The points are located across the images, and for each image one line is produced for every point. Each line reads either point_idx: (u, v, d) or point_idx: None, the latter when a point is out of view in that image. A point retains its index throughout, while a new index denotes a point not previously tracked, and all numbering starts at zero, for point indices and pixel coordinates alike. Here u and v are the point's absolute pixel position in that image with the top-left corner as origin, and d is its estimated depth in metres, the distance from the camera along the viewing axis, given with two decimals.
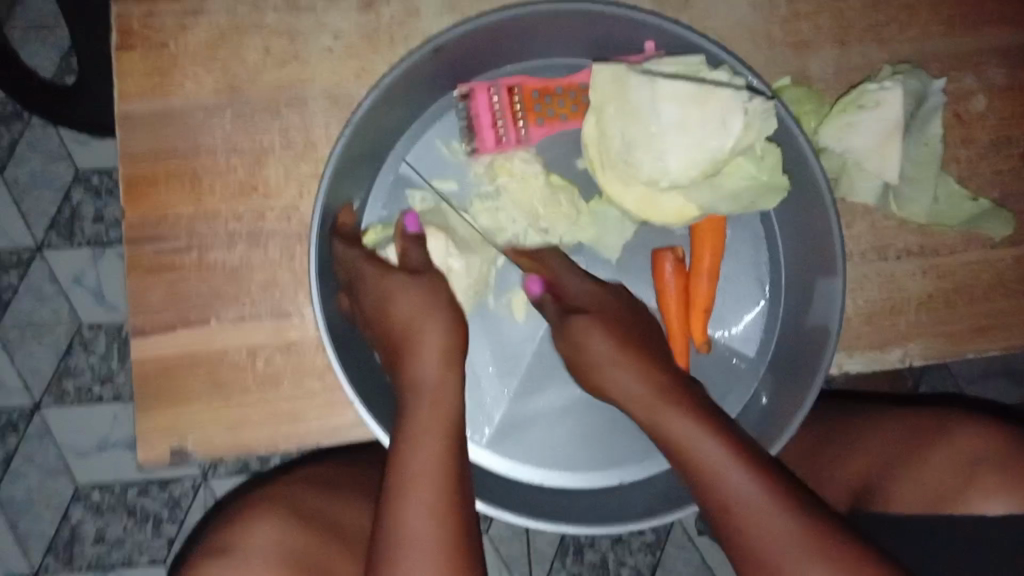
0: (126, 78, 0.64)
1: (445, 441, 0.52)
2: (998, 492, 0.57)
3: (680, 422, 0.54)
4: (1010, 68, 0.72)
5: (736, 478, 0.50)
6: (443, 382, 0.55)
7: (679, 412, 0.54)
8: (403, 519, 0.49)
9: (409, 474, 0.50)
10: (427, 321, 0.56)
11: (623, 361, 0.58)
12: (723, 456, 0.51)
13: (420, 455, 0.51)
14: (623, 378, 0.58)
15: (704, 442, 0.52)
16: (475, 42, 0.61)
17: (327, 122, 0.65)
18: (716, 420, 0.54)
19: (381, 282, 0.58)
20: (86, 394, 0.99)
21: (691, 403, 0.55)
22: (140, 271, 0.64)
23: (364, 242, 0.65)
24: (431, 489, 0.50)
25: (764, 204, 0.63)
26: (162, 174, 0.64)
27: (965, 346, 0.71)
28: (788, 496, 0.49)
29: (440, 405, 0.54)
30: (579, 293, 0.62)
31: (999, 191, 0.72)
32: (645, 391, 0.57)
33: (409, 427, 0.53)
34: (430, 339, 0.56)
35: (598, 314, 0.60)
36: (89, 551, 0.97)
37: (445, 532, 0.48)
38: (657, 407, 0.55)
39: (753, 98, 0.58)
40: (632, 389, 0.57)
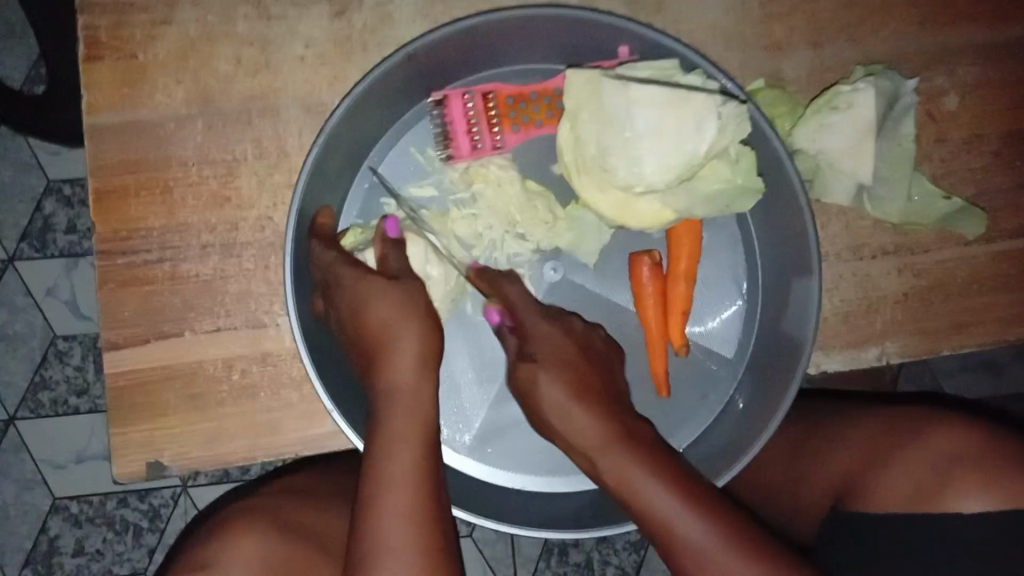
0: (94, 90, 0.63)
1: (419, 452, 0.51)
2: (977, 490, 0.57)
3: (639, 477, 0.51)
4: (980, 67, 0.73)
5: (699, 531, 0.49)
6: (418, 388, 0.53)
7: (637, 464, 0.51)
8: (383, 537, 0.48)
9: (386, 488, 0.50)
10: (404, 329, 0.53)
11: (576, 406, 0.54)
12: (685, 512, 0.50)
13: (395, 467, 0.50)
14: (580, 425, 0.53)
15: (662, 496, 0.50)
16: (448, 50, 0.61)
17: (301, 131, 0.65)
18: (675, 469, 0.52)
19: (358, 286, 0.55)
20: (62, 407, 0.97)
21: (645, 448, 0.52)
22: (112, 284, 0.63)
23: (342, 244, 0.63)
24: (410, 505, 0.49)
25: (738, 207, 0.63)
26: (132, 186, 0.63)
27: (941, 344, 0.71)
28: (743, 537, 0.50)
29: (413, 414, 0.52)
30: (535, 339, 0.58)
31: (972, 189, 0.72)
32: (615, 452, 0.52)
33: (382, 436, 0.52)
34: (408, 344, 0.53)
35: (559, 368, 0.55)
36: (68, 562, 0.96)
37: (425, 553, 0.48)
38: (608, 450, 0.52)
39: (726, 102, 0.58)
40: (586, 432, 0.53)
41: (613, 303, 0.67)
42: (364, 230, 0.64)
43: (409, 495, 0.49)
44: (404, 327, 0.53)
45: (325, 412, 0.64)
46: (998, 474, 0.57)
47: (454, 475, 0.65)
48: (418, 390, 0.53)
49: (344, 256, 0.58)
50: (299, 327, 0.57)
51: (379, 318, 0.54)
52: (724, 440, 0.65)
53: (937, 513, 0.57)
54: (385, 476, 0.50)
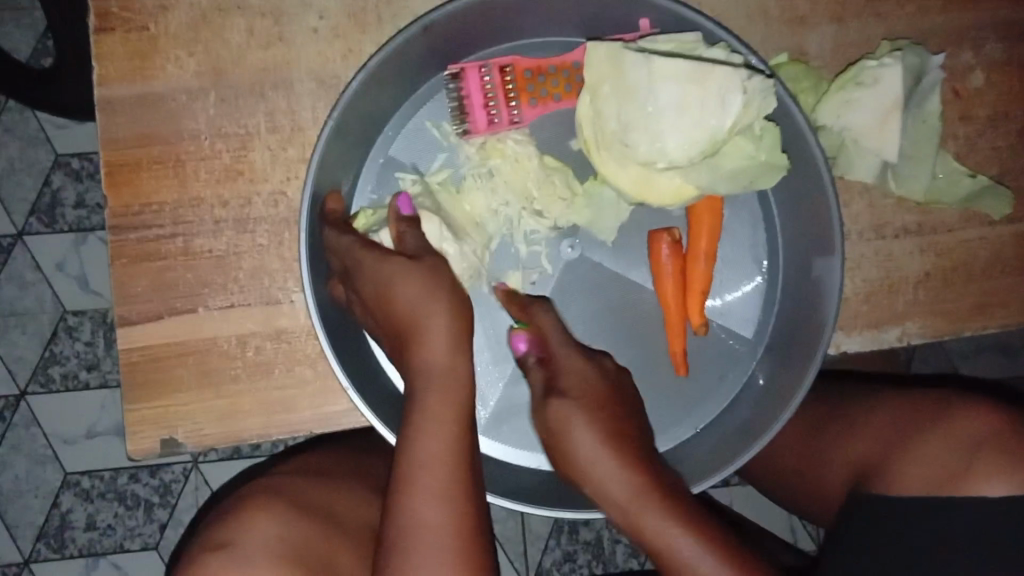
0: (105, 61, 0.62)
1: (454, 431, 0.50)
2: (1000, 475, 0.56)
3: (683, 544, 0.50)
4: (1007, 43, 0.71)
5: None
6: (453, 366, 0.52)
7: (679, 530, 0.50)
8: (417, 514, 0.48)
9: (421, 466, 0.49)
10: (433, 309, 0.52)
11: (660, 505, 0.51)
12: (699, 551, 0.50)
13: (429, 444, 0.50)
14: (662, 528, 0.51)
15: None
16: (465, 21, 0.60)
17: (314, 105, 0.63)
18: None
19: (381, 264, 0.54)
20: (73, 382, 0.97)
21: (714, 535, 0.51)
22: (124, 259, 0.62)
23: (354, 226, 0.62)
24: (443, 483, 0.49)
25: (761, 185, 0.62)
26: (144, 159, 0.62)
27: (962, 325, 0.70)
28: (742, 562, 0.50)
29: (448, 392, 0.51)
30: (566, 378, 0.56)
31: (996, 168, 0.71)
32: (677, 538, 0.50)
33: (417, 413, 0.51)
34: (437, 326, 0.52)
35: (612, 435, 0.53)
36: (80, 538, 0.96)
37: (458, 533, 0.47)
38: (695, 565, 0.50)
39: (751, 76, 0.57)
40: (677, 551, 0.50)
41: (631, 282, 0.66)
42: (376, 210, 0.63)
43: (443, 473, 0.49)
44: (434, 308, 0.52)
45: (339, 389, 0.64)
46: (1023, 458, 0.56)
47: None
48: (453, 369, 0.52)
49: (362, 237, 0.57)
50: (315, 304, 0.57)
51: (405, 299, 0.52)
52: (743, 420, 0.65)
53: (958, 496, 0.57)
54: (419, 452, 0.49)
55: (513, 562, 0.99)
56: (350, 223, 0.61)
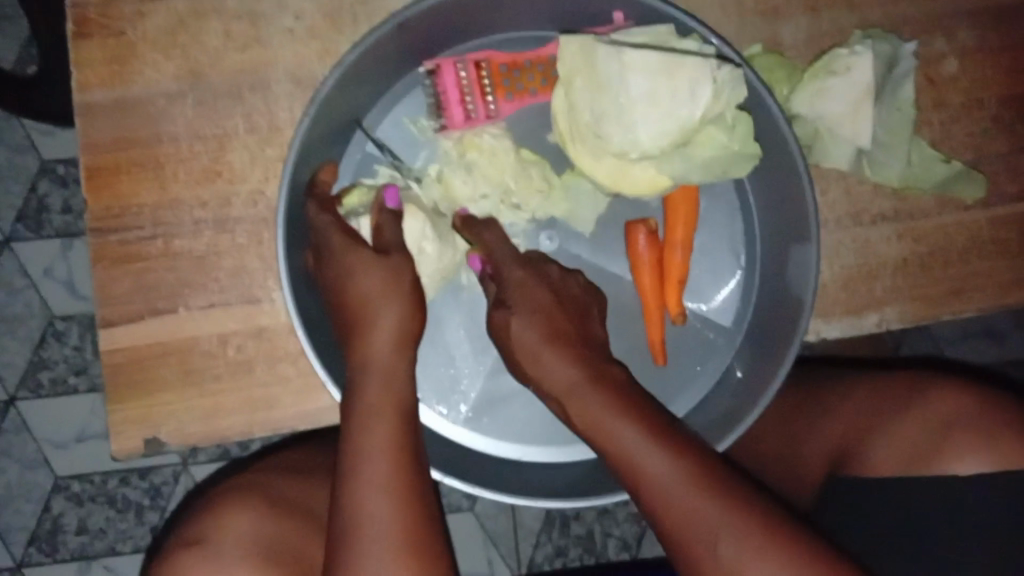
0: (83, 66, 0.62)
1: (396, 426, 0.51)
2: (974, 451, 0.57)
3: (560, 368, 0.53)
4: (980, 30, 0.72)
5: (636, 444, 0.49)
6: (396, 360, 0.53)
7: (559, 359, 0.54)
8: (364, 508, 0.48)
9: (364, 458, 0.49)
10: (383, 304, 0.54)
11: (552, 348, 0.54)
12: (546, 349, 0.54)
13: (370, 437, 0.50)
14: (551, 369, 0.54)
15: (620, 429, 0.50)
16: (441, 16, 0.60)
17: (292, 104, 0.64)
18: (631, 399, 0.51)
19: (345, 256, 0.55)
20: (63, 387, 0.97)
21: (592, 372, 0.53)
22: (105, 261, 0.62)
23: (342, 205, 0.61)
24: (391, 476, 0.49)
25: (735, 173, 0.63)
26: (123, 162, 0.63)
27: (940, 310, 0.71)
28: (591, 364, 0.54)
29: (389, 387, 0.52)
30: (510, 290, 0.58)
31: (971, 153, 0.72)
32: (557, 366, 0.54)
33: (359, 409, 0.51)
34: (384, 320, 0.53)
35: (523, 305, 0.56)
36: (72, 542, 0.96)
37: (405, 519, 0.47)
38: (576, 393, 0.53)
39: (721, 66, 0.57)
40: (558, 376, 0.54)
41: (610, 274, 0.67)
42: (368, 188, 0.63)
43: (387, 465, 0.49)
44: (384, 301, 0.54)
45: (321, 386, 0.64)
46: (995, 434, 0.57)
47: (447, 446, 0.64)
48: (394, 362, 0.53)
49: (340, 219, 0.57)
50: (294, 302, 0.57)
51: (361, 292, 0.54)
52: (723, 407, 0.65)
53: (937, 474, 0.58)
54: (362, 444, 0.50)
55: (504, 557, 0.99)
56: (338, 202, 0.61)
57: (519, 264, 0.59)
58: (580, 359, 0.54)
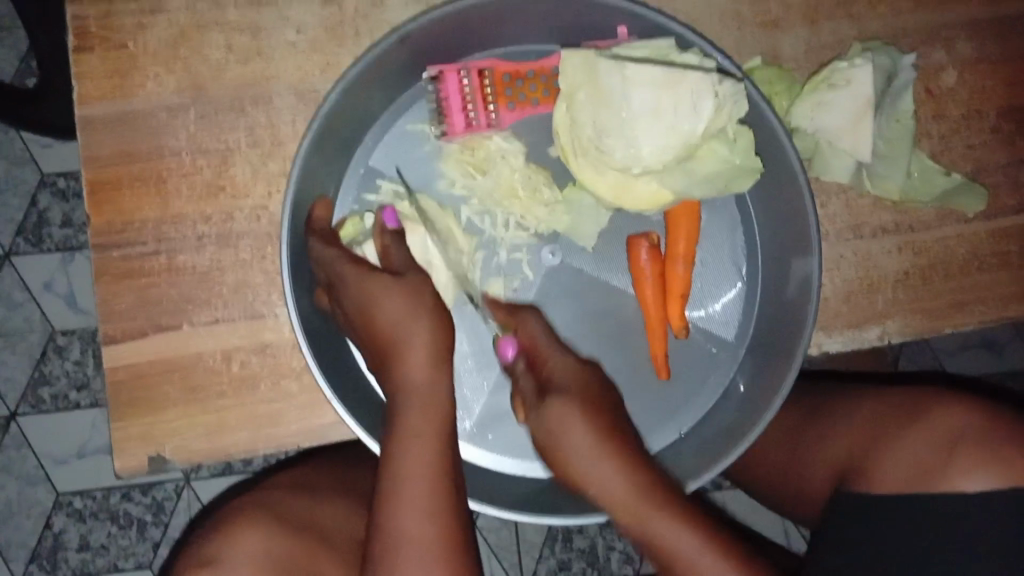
0: (86, 82, 0.62)
1: (437, 449, 0.51)
2: (977, 468, 0.57)
3: (574, 433, 0.52)
4: (978, 42, 0.72)
5: (702, 559, 0.49)
6: (434, 383, 0.53)
7: (579, 422, 0.52)
8: (400, 530, 0.48)
9: (403, 482, 0.49)
10: (411, 326, 0.53)
11: (605, 457, 0.51)
12: (569, 409, 0.53)
13: (412, 460, 0.50)
14: (602, 472, 0.51)
15: (643, 509, 0.51)
16: (442, 30, 0.60)
17: (294, 118, 0.64)
18: (694, 515, 0.51)
19: (366, 282, 0.54)
20: (63, 402, 0.97)
21: (609, 431, 0.52)
22: (108, 277, 0.62)
23: (342, 236, 0.63)
24: (429, 502, 0.49)
25: (737, 187, 0.63)
26: (126, 177, 0.63)
27: (942, 321, 0.71)
28: (608, 420, 0.53)
29: (430, 409, 0.52)
30: (557, 374, 0.55)
31: (971, 165, 0.72)
32: (571, 430, 0.52)
33: (400, 429, 0.51)
34: (419, 343, 0.53)
35: (575, 396, 0.53)
36: (73, 558, 0.96)
37: (443, 546, 0.48)
38: (646, 515, 0.50)
39: (722, 80, 0.57)
40: (611, 488, 0.51)
41: (611, 287, 0.67)
42: (363, 219, 0.64)
43: (427, 489, 0.49)
44: (415, 325, 0.53)
45: (324, 401, 0.64)
46: (1001, 452, 0.57)
47: None
48: (431, 385, 0.52)
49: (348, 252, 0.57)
50: (298, 318, 0.57)
51: (387, 317, 0.53)
52: (725, 422, 0.65)
53: (937, 489, 0.58)
54: (402, 467, 0.50)
55: (508, 570, 0.99)
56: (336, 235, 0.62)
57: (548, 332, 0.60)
58: (601, 416, 0.53)
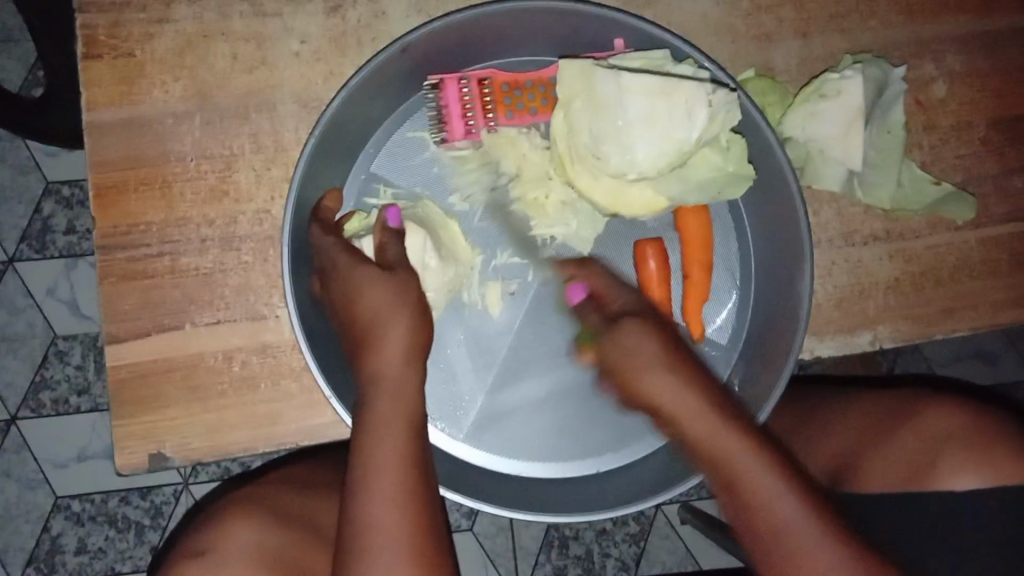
0: (93, 87, 0.64)
1: (409, 439, 0.52)
2: (966, 465, 0.59)
3: (683, 396, 0.53)
4: (967, 55, 0.74)
5: (777, 493, 0.49)
6: (405, 375, 0.54)
7: (668, 378, 0.54)
8: (370, 519, 0.49)
9: (375, 471, 0.50)
10: (392, 319, 0.54)
11: (688, 386, 0.53)
12: (670, 378, 0.54)
13: (382, 450, 0.51)
14: (709, 428, 0.52)
15: (750, 465, 0.50)
16: (443, 41, 0.62)
17: (297, 125, 0.65)
18: (762, 438, 0.52)
19: (354, 271, 0.56)
20: (64, 406, 0.98)
21: (715, 394, 0.53)
22: (112, 278, 0.63)
23: (345, 231, 0.63)
24: (400, 489, 0.50)
25: (731, 194, 0.64)
26: (131, 181, 0.64)
27: (933, 328, 0.72)
28: (712, 391, 0.54)
29: (400, 399, 0.53)
30: (618, 315, 0.58)
31: (961, 175, 0.73)
32: (677, 388, 0.53)
33: (371, 419, 0.52)
34: (394, 335, 0.54)
35: (643, 325, 0.56)
36: (71, 561, 0.97)
37: (412, 532, 0.49)
38: (710, 432, 0.52)
39: (716, 90, 0.59)
40: (699, 433, 0.52)
41: None
42: (367, 215, 0.65)
43: (397, 479, 0.50)
44: (393, 317, 0.54)
45: (323, 402, 0.65)
46: (990, 450, 0.59)
47: (449, 460, 0.65)
48: (403, 378, 0.54)
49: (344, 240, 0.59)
50: (297, 317, 0.58)
51: (369, 308, 0.55)
52: None
53: (930, 488, 0.59)
54: (374, 456, 0.51)
55: None
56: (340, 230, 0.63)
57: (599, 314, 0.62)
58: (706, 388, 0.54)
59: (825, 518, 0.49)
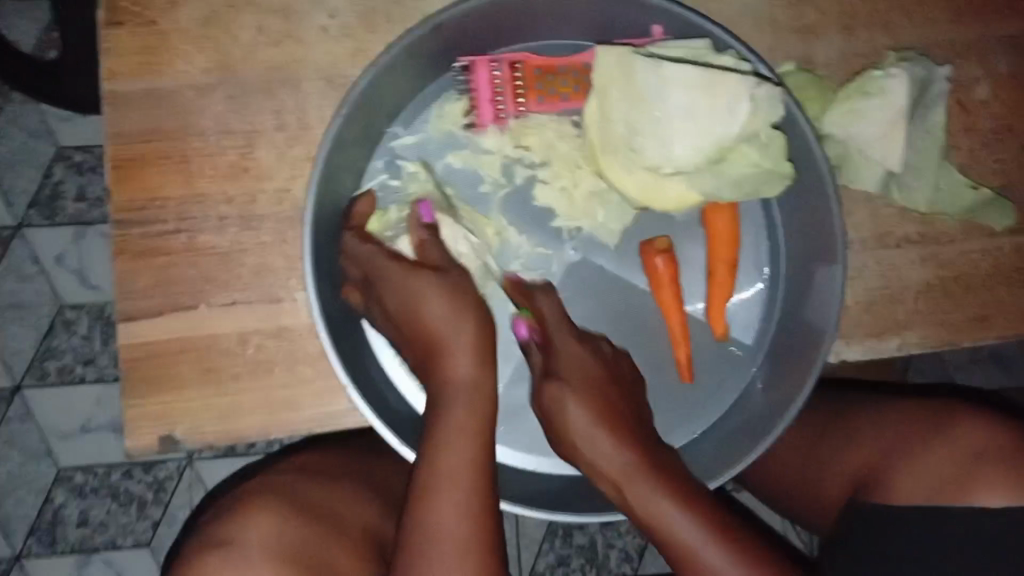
0: (113, 56, 0.62)
1: (479, 450, 0.51)
2: (1000, 484, 0.56)
3: (577, 414, 0.54)
4: (1013, 57, 0.72)
5: (717, 559, 0.50)
6: (481, 385, 0.53)
7: (575, 403, 0.55)
8: (437, 524, 0.48)
9: (443, 479, 0.50)
10: (460, 325, 0.53)
11: (599, 428, 0.54)
12: (581, 409, 0.54)
13: (454, 460, 0.50)
14: (601, 448, 0.54)
15: (668, 508, 0.51)
16: (476, 21, 0.60)
17: (321, 103, 0.63)
18: (670, 474, 0.53)
19: (410, 283, 0.54)
20: (69, 376, 0.97)
21: (615, 419, 0.55)
22: (127, 254, 0.62)
23: (370, 228, 0.62)
24: (469, 502, 0.49)
25: (767, 193, 0.62)
26: (149, 154, 0.62)
27: (963, 335, 0.71)
28: (618, 426, 0.54)
29: (475, 409, 0.52)
30: (563, 363, 0.57)
31: (1000, 181, 0.71)
32: (598, 443, 0.54)
33: (445, 426, 0.51)
34: (468, 343, 0.53)
35: (576, 382, 0.56)
36: (72, 534, 0.96)
37: (474, 542, 0.48)
38: (630, 483, 0.53)
39: (760, 84, 0.57)
40: (605, 461, 0.53)
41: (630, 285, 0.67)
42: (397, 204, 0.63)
43: (464, 490, 0.50)
44: (463, 328, 0.53)
45: (341, 388, 0.63)
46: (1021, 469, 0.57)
47: None
48: (478, 386, 0.52)
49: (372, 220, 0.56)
50: (317, 303, 0.57)
51: (438, 312, 0.53)
52: (744, 424, 0.65)
53: (959, 503, 0.57)
54: (443, 468, 0.50)
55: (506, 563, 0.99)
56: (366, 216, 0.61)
57: (575, 337, 0.59)
58: (609, 415, 0.54)
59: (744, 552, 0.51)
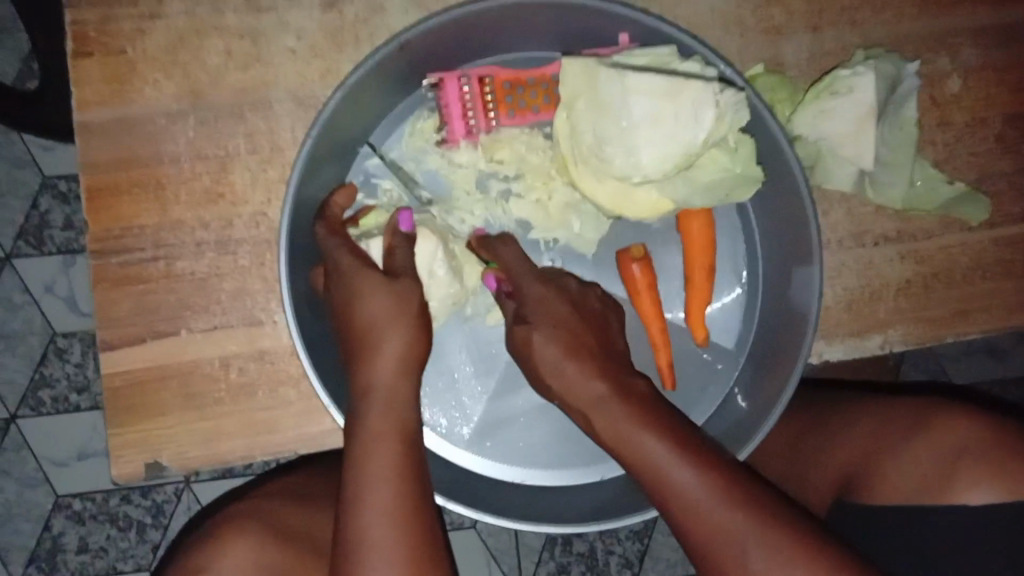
0: (84, 87, 0.62)
1: (402, 451, 0.50)
2: (983, 482, 0.57)
3: (547, 349, 0.55)
4: (983, 48, 0.72)
5: (671, 465, 0.48)
6: (400, 386, 0.52)
7: (545, 338, 0.55)
8: (366, 533, 0.48)
9: (370, 486, 0.49)
10: (389, 328, 0.53)
11: (570, 362, 0.54)
12: (556, 350, 0.55)
13: (376, 465, 0.49)
14: (571, 378, 0.54)
15: (642, 436, 0.49)
16: (443, 37, 0.60)
17: (293, 125, 0.64)
18: (649, 407, 0.51)
19: (354, 278, 0.54)
20: (63, 404, 0.97)
21: (589, 355, 0.54)
22: (106, 284, 0.62)
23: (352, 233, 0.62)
24: (396, 504, 0.49)
25: (738, 197, 0.63)
26: (124, 183, 0.62)
27: (945, 330, 0.71)
28: (598, 363, 0.54)
29: (393, 410, 0.52)
30: (528, 303, 0.58)
31: (975, 173, 0.71)
32: (575, 381, 0.53)
33: (364, 435, 0.51)
34: (391, 345, 0.52)
35: (542, 317, 0.56)
36: (72, 561, 0.96)
37: (407, 542, 0.47)
38: (602, 407, 0.52)
39: (724, 90, 0.57)
40: (579, 390, 0.53)
41: (610, 294, 0.67)
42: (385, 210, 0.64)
43: (394, 494, 0.49)
44: (390, 327, 0.53)
45: (322, 409, 0.64)
46: (1004, 465, 0.57)
47: (451, 469, 0.64)
48: (396, 388, 0.52)
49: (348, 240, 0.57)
50: (296, 323, 0.57)
51: (369, 314, 0.53)
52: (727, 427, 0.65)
53: (945, 502, 0.58)
54: (367, 473, 0.49)
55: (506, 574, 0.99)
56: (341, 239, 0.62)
57: (537, 278, 0.59)
58: (581, 352, 0.54)
59: (713, 474, 0.48)
